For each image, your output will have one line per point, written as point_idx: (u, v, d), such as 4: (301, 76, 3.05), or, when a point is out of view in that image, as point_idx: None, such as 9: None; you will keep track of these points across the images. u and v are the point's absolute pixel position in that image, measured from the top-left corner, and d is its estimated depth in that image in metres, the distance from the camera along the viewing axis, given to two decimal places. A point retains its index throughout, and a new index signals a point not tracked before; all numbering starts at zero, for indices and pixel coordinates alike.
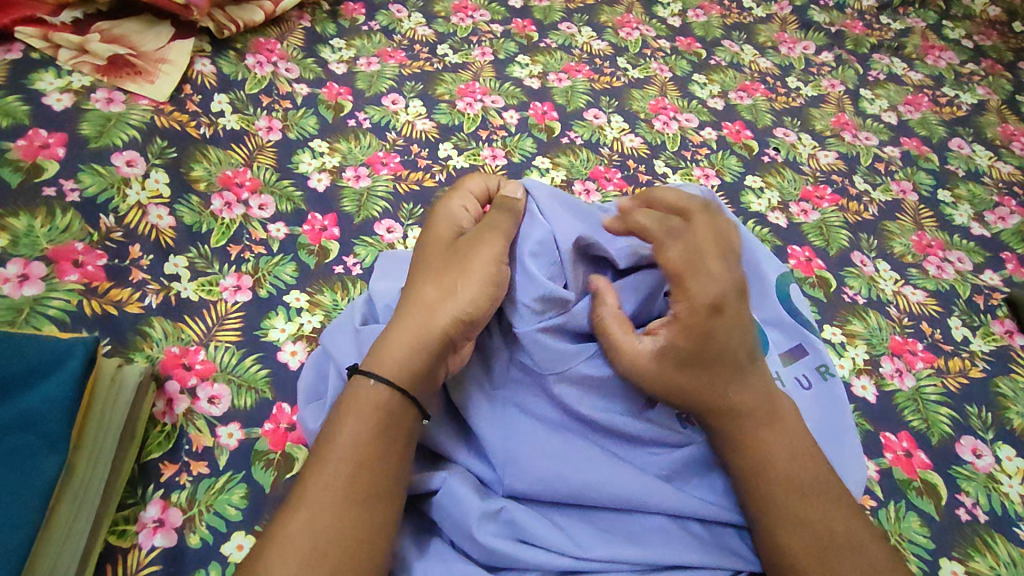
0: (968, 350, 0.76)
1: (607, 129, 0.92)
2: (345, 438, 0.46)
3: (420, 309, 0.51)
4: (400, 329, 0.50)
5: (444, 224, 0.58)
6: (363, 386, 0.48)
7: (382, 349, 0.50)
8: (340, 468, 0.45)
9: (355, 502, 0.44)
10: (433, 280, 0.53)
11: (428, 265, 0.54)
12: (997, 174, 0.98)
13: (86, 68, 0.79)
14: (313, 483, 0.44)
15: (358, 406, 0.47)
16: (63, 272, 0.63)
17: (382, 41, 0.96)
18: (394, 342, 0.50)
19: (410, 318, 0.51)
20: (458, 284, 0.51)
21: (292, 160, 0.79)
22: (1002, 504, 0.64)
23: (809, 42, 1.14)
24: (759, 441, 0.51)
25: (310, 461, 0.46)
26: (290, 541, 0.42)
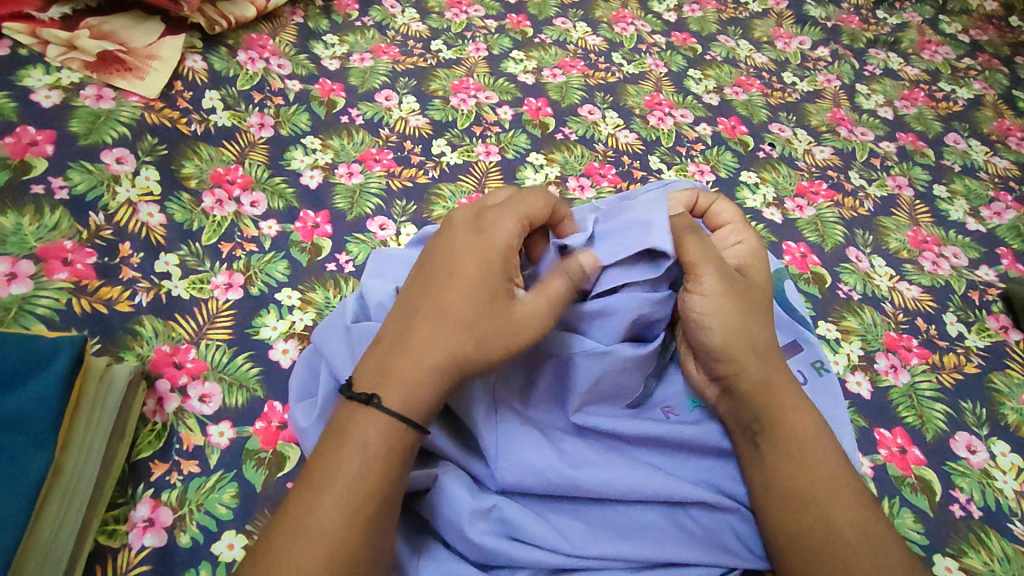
0: (963, 346, 0.76)
1: (602, 125, 0.91)
2: (356, 466, 0.44)
3: (454, 353, 0.47)
4: (432, 371, 0.47)
5: (492, 243, 0.50)
6: (384, 422, 0.45)
7: (413, 389, 0.46)
8: (365, 493, 0.43)
9: (368, 536, 0.43)
10: (470, 320, 0.48)
11: (466, 295, 0.48)
12: (993, 170, 0.97)
13: (75, 64, 0.79)
14: (319, 509, 0.42)
15: (385, 437, 0.45)
16: (52, 270, 0.62)
17: (375, 37, 0.96)
18: (424, 385, 0.46)
19: (444, 362, 0.47)
20: (496, 339, 0.48)
21: (284, 157, 0.79)
22: (996, 500, 0.64)
23: (805, 37, 1.14)
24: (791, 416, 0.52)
25: (314, 482, 0.44)
26: (305, 557, 0.41)
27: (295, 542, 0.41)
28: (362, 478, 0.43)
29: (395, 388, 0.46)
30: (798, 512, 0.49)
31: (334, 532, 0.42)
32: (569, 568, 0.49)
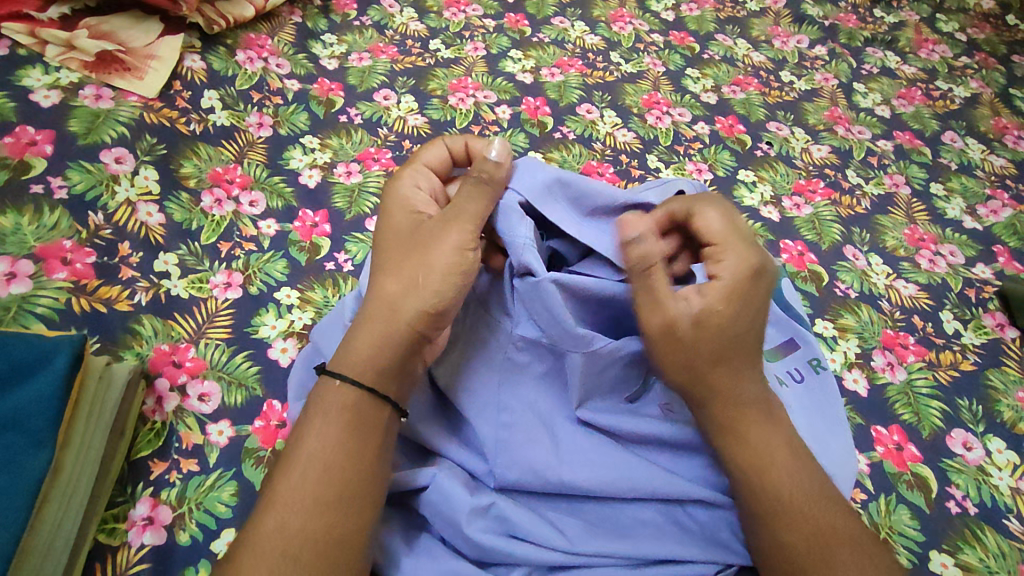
0: (959, 344, 0.76)
1: (600, 124, 0.92)
2: (314, 438, 0.46)
3: (385, 306, 0.50)
4: (367, 327, 0.50)
5: (396, 207, 0.55)
6: (331, 389, 0.48)
7: (347, 348, 0.49)
8: (312, 467, 0.45)
9: (334, 504, 0.44)
10: (394, 273, 0.51)
11: (388, 256, 0.52)
12: (989, 168, 0.98)
13: (74, 64, 0.79)
14: (285, 485, 0.44)
15: (326, 406, 0.47)
16: (52, 270, 0.62)
17: (374, 36, 0.96)
18: (356, 340, 0.49)
19: (376, 317, 0.50)
20: (421, 276, 0.50)
21: (283, 156, 0.79)
22: (992, 496, 0.65)
23: (803, 35, 1.14)
24: (755, 431, 0.50)
25: (281, 462, 0.46)
26: (262, 544, 0.42)
27: (267, 519, 0.43)
28: (320, 448, 0.45)
29: (337, 354, 0.50)
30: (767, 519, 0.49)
31: (303, 505, 0.43)
32: (566, 566, 0.49)
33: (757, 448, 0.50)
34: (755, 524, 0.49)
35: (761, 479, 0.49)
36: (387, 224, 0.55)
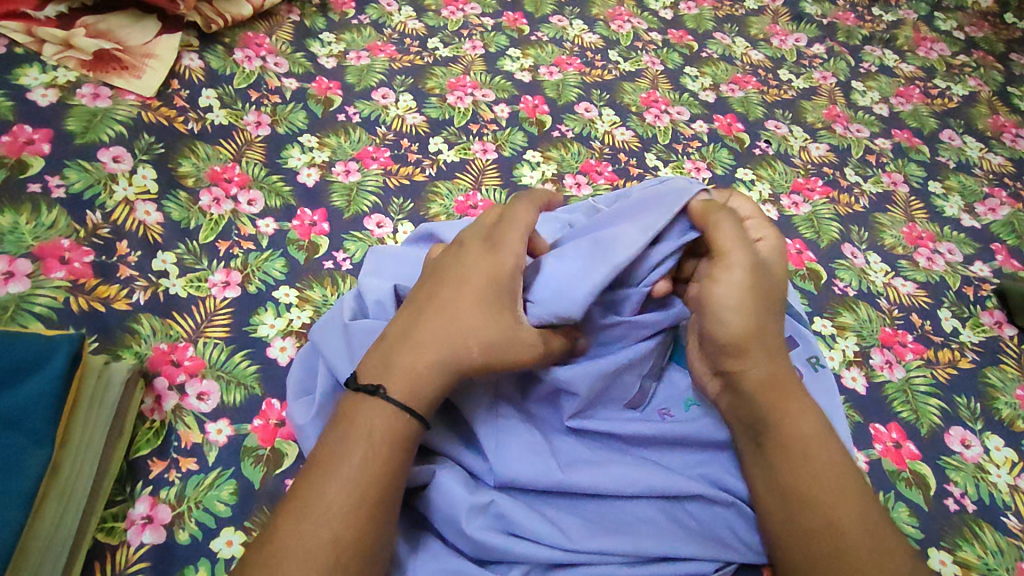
0: (957, 342, 0.76)
1: (598, 122, 0.92)
2: (361, 452, 0.45)
3: (454, 354, 0.48)
4: (428, 357, 0.48)
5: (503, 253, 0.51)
6: (386, 413, 0.46)
7: (414, 386, 0.47)
8: (356, 485, 0.43)
9: (375, 519, 0.43)
10: (479, 326, 0.49)
11: (477, 302, 0.49)
12: (987, 166, 0.98)
13: (71, 63, 0.79)
14: (331, 491, 0.43)
15: (372, 428, 0.45)
16: (50, 269, 0.62)
17: (372, 35, 0.96)
18: (424, 383, 0.47)
19: (443, 350, 0.48)
20: (504, 348, 0.49)
21: (282, 155, 0.79)
22: (990, 493, 0.65)
23: (801, 34, 1.14)
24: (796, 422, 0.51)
25: (322, 467, 0.44)
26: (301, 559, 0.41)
27: (308, 523, 0.42)
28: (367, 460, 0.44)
29: (398, 364, 0.47)
30: (803, 517, 0.48)
31: (344, 513, 0.42)
32: (566, 564, 0.49)
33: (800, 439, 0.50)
34: (791, 517, 0.49)
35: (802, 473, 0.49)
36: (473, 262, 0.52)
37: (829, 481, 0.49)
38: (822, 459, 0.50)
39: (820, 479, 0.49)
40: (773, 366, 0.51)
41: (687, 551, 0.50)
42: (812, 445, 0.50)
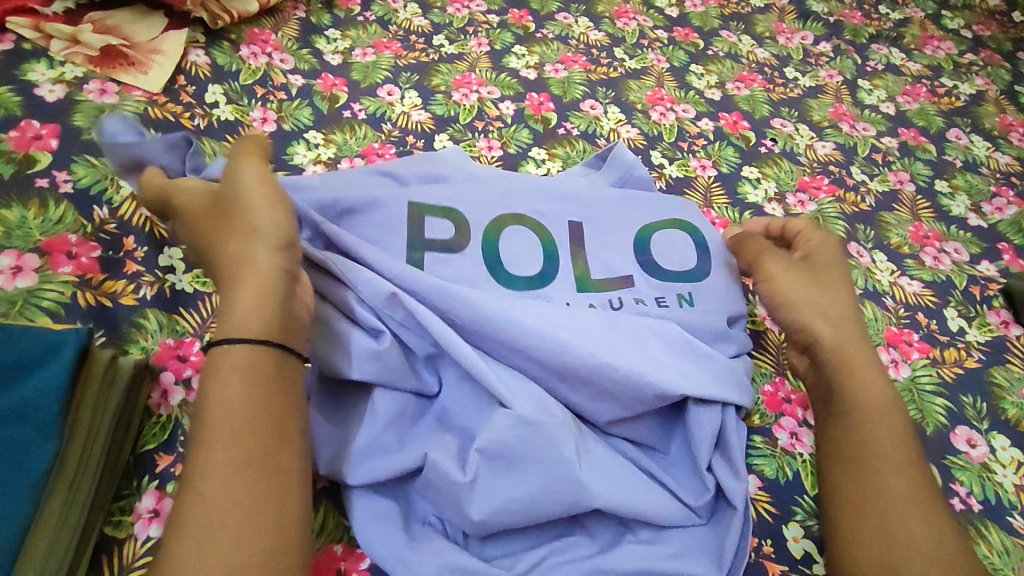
0: (963, 341, 0.76)
1: (603, 120, 0.91)
2: (218, 410, 0.44)
3: (244, 265, 0.52)
4: (245, 295, 0.49)
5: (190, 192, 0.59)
6: (223, 355, 0.46)
7: (231, 313, 0.49)
8: (231, 438, 0.43)
9: (263, 468, 0.43)
10: (230, 235, 0.54)
11: (219, 230, 0.55)
12: (994, 165, 0.97)
13: (78, 58, 0.79)
14: (208, 464, 0.42)
15: (229, 374, 0.46)
16: (57, 264, 0.63)
17: (378, 31, 0.96)
18: (241, 300, 0.49)
19: (249, 280, 0.51)
20: (262, 220, 0.54)
21: (287, 152, 0.79)
22: (996, 493, 0.65)
23: (807, 32, 1.14)
24: (866, 391, 0.58)
25: (198, 440, 0.43)
26: (193, 528, 0.40)
27: (192, 500, 0.41)
28: (224, 415, 0.44)
29: (221, 321, 0.48)
30: (857, 484, 0.54)
31: (230, 478, 0.41)
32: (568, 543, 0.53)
33: (866, 406, 0.57)
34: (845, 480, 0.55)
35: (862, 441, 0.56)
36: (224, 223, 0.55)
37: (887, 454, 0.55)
38: (878, 430, 0.56)
39: (878, 446, 0.55)
40: (830, 330, 0.62)
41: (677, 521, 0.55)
42: (867, 414, 0.57)
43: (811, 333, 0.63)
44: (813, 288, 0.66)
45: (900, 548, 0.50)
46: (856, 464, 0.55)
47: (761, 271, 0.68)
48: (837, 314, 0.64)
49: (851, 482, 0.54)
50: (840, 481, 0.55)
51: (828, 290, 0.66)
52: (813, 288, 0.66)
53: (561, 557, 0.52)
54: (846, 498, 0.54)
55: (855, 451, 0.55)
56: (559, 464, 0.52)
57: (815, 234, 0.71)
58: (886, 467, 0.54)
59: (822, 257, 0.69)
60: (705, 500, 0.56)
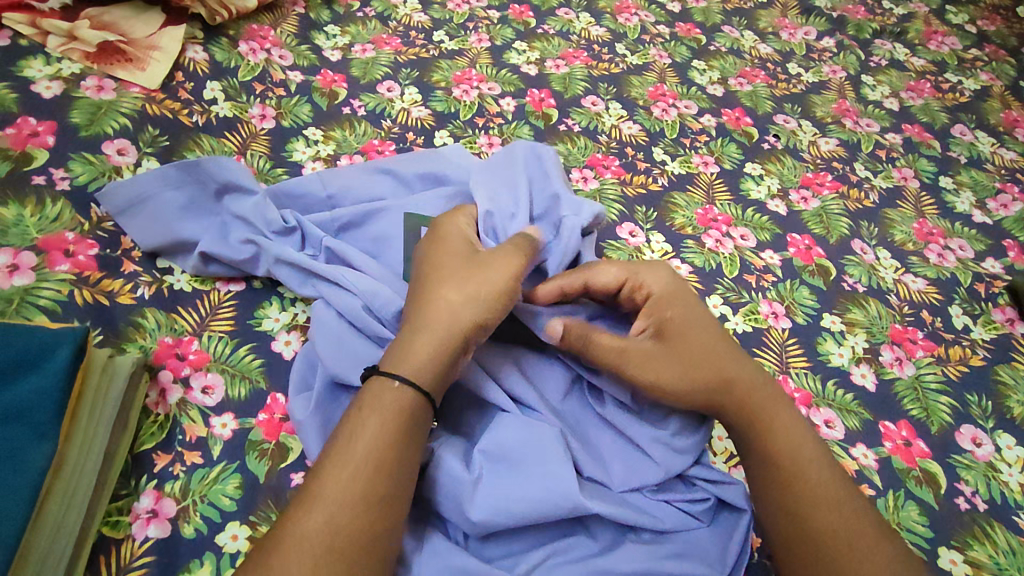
0: (968, 339, 0.75)
1: (605, 116, 0.91)
2: (360, 445, 0.46)
3: (442, 314, 0.52)
4: (423, 336, 0.51)
5: (453, 236, 0.59)
6: (391, 388, 0.48)
7: (409, 349, 0.50)
8: (362, 464, 0.45)
9: (382, 504, 0.45)
10: (451, 282, 0.54)
11: (443, 266, 0.55)
12: (999, 161, 0.96)
13: (75, 54, 0.78)
14: (336, 482, 0.44)
15: (381, 406, 0.47)
16: (54, 262, 0.62)
17: (377, 27, 0.95)
18: (421, 343, 0.50)
19: (439, 322, 0.51)
20: (481, 288, 0.53)
21: (286, 148, 0.78)
22: (1001, 493, 0.64)
23: (810, 27, 1.13)
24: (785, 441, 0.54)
25: (331, 457, 0.45)
26: (305, 538, 0.42)
27: (312, 518, 0.43)
28: (365, 454, 0.45)
29: (395, 355, 0.50)
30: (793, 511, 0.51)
31: (350, 498, 0.44)
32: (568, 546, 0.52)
33: (786, 449, 0.53)
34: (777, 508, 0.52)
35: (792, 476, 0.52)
36: (451, 248, 0.56)
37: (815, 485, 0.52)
38: (806, 467, 0.52)
39: (807, 479, 0.52)
40: (734, 404, 0.55)
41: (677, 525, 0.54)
42: (792, 460, 0.53)
43: (710, 408, 0.55)
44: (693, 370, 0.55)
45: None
46: (785, 503, 0.51)
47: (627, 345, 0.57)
48: (735, 389, 0.55)
49: (784, 533, 0.51)
50: (774, 531, 0.51)
51: (704, 365, 0.55)
52: (690, 369, 0.55)
53: (562, 558, 0.51)
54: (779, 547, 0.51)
55: (785, 502, 0.51)
56: (560, 464, 0.52)
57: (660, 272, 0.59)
58: (815, 512, 0.50)
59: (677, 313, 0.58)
60: (707, 503, 0.55)
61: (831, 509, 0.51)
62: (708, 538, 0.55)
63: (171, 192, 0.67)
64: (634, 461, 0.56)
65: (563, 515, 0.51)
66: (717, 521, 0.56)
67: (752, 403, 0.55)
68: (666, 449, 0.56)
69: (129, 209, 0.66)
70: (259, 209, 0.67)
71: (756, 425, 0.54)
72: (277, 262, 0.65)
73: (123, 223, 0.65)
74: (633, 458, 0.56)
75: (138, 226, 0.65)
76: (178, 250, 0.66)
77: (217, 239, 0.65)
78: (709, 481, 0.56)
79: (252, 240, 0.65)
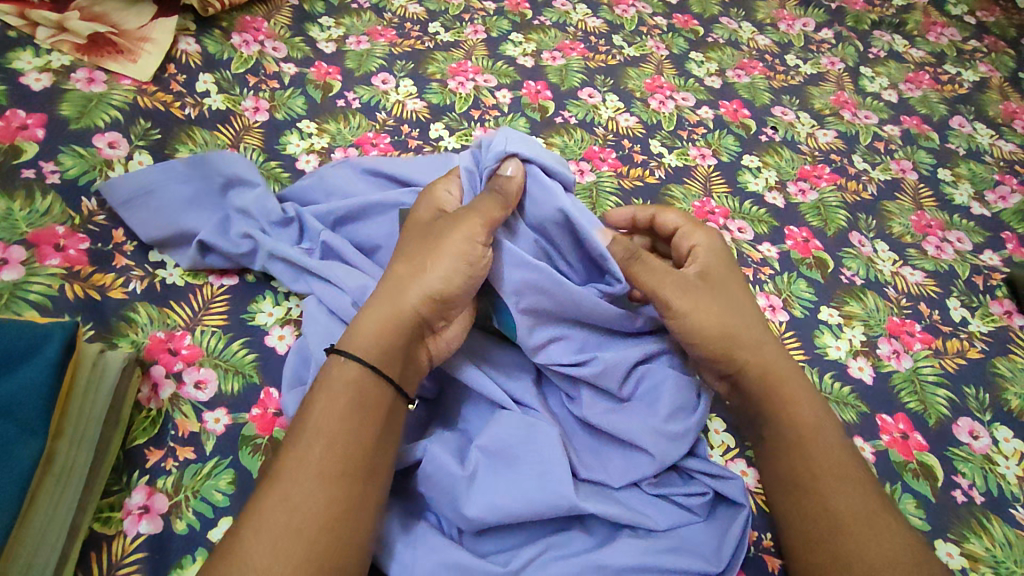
0: (966, 331, 0.75)
1: (602, 108, 0.90)
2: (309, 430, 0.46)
3: (394, 287, 0.52)
4: (371, 312, 0.51)
5: (425, 205, 0.58)
6: (339, 364, 0.49)
7: (356, 327, 0.51)
8: (314, 439, 0.45)
9: (342, 474, 0.45)
10: (408, 256, 0.54)
11: (407, 242, 0.55)
12: (998, 153, 0.96)
13: (65, 46, 0.77)
14: (291, 460, 0.45)
15: (331, 383, 0.48)
16: (44, 256, 0.61)
17: (372, 19, 0.94)
18: (369, 319, 0.51)
19: (386, 298, 0.51)
20: (433, 260, 0.52)
21: (280, 142, 0.78)
22: (998, 485, 0.64)
23: (809, 19, 1.12)
24: (803, 412, 0.55)
25: (289, 436, 0.46)
26: (263, 517, 0.42)
27: (268, 501, 0.43)
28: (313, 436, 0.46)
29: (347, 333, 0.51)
30: (800, 503, 0.52)
31: (309, 473, 0.44)
32: (565, 544, 0.52)
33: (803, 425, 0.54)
34: (790, 503, 0.53)
35: (807, 460, 0.53)
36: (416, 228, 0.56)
37: (836, 470, 0.53)
38: (823, 451, 0.53)
39: (822, 462, 0.53)
40: (753, 360, 0.56)
41: (672, 522, 0.54)
42: (815, 437, 0.54)
43: (733, 363, 0.56)
44: (726, 326, 0.56)
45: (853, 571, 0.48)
46: (798, 490, 0.52)
47: (663, 305, 0.56)
48: (761, 352, 0.57)
49: (801, 514, 0.52)
50: (791, 512, 0.52)
51: (732, 310, 0.57)
52: (724, 314, 0.57)
53: (557, 553, 0.51)
54: (797, 531, 0.52)
55: (803, 483, 0.53)
56: (555, 459, 0.52)
57: (697, 238, 0.62)
58: (837, 491, 0.51)
59: (716, 268, 0.60)
60: (704, 499, 0.55)
61: (853, 490, 0.52)
62: (704, 533, 0.54)
63: (177, 186, 0.67)
64: (632, 455, 0.56)
65: (560, 512, 0.50)
66: (714, 515, 0.56)
67: (776, 367, 0.57)
68: (661, 439, 0.55)
69: (132, 201, 0.65)
70: (262, 204, 0.67)
71: (784, 391, 0.56)
72: (272, 257, 0.64)
73: (126, 214, 0.65)
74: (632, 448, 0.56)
75: (140, 217, 0.65)
76: (177, 242, 0.65)
77: (216, 231, 0.65)
78: (706, 475, 0.56)
79: (250, 234, 0.65)
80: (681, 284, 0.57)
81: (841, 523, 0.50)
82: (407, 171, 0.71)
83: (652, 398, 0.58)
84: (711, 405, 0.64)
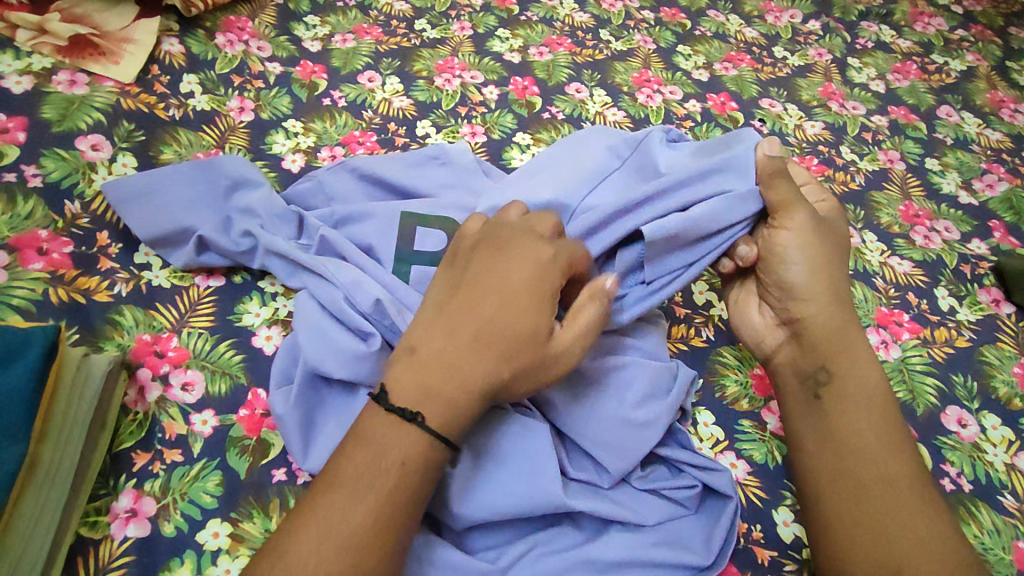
0: (954, 320, 0.75)
1: (589, 103, 0.90)
2: (358, 516, 0.42)
3: (489, 357, 0.46)
4: (454, 381, 0.45)
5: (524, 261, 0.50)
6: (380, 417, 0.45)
7: (440, 398, 0.45)
8: (358, 480, 0.43)
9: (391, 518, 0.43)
10: (514, 331, 0.46)
11: (507, 312, 0.47)
12: (985, 142, 0.96)
13: (46, 49, 0.77)
14: (332, 500, 0.42)
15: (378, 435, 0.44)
16: (27, 260, 0.61)
17: (358, 17, 0.93)
18: (457, 392, 0.45)
19: (474, 367, 0.45)
20: (546, 357, 0.48)
21: (265, 141, 0.77)
22: (987, 473, 0.64)
23: (796, 10, 1.12)
24: (869, 375, 0.56)
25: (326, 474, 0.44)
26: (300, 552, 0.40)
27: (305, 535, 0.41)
28: (360, 524, 0.41)
29: (423, 399, 0.44)
30: (855, 471, 0.52)
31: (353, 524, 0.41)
32: (556, 539, 0.52)
33: (867, 388, 0.55)
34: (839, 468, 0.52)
35: (858, 426, 0.53)
36: (511, 271, 0.49)
37: (887, 444, 0.53)
38: (884, 427, 0.53)
39: (876, 434, 0.53)
40: (836, 317, 0.58)
41: (660, 516, 0.54)
42: (875, 407, 0.54)
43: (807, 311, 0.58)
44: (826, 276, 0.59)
45: (898, 544, 0.48)
46: (845, 458, 0.52)
47: (783, 214, 0.60)
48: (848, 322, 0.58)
49: (844, 489, 0.51)
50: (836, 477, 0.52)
51: (838, 274, 0.60)
52: (827, 271, 0.59)
53: (547, 548, 0.51)
54: (841, 508, 0.51)
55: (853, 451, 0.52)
56: (543, 458, 0.52)
57: (824, 202, 0.66)
58: (889, 465, 0.52)
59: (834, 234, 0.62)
60: (694, 492, 0.55)
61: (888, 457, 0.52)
62: (694, 525, 0.55)
63: (177, 185, 0.66)
64: (626, 445, 0.54)
65: (548, 509, 0.51)
66: (705, 508, 0.56)
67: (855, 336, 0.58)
68: (642, 429, 0.54)
69: (133, 201, 0.65)
70: (266, 202, 0.67)
71: (860, 362, 0.56)
72: (269, 253, 0.64)
73: (124, 213, 0.65)
74: (603, 438, 0.54)
75: (137, 217, 0.64)
76: (176, 241, 0.65)
77: (216, 229, 0.65)
78: (695, 467, 0.56)
79: (250, 232, 0.65)
80: (813, 216, 0.60)
81: (895, 495, 0.50)
82: (407, 179, 0.70)
83: (620, 383, 0.56)
84: (699, 399, 0.64)
